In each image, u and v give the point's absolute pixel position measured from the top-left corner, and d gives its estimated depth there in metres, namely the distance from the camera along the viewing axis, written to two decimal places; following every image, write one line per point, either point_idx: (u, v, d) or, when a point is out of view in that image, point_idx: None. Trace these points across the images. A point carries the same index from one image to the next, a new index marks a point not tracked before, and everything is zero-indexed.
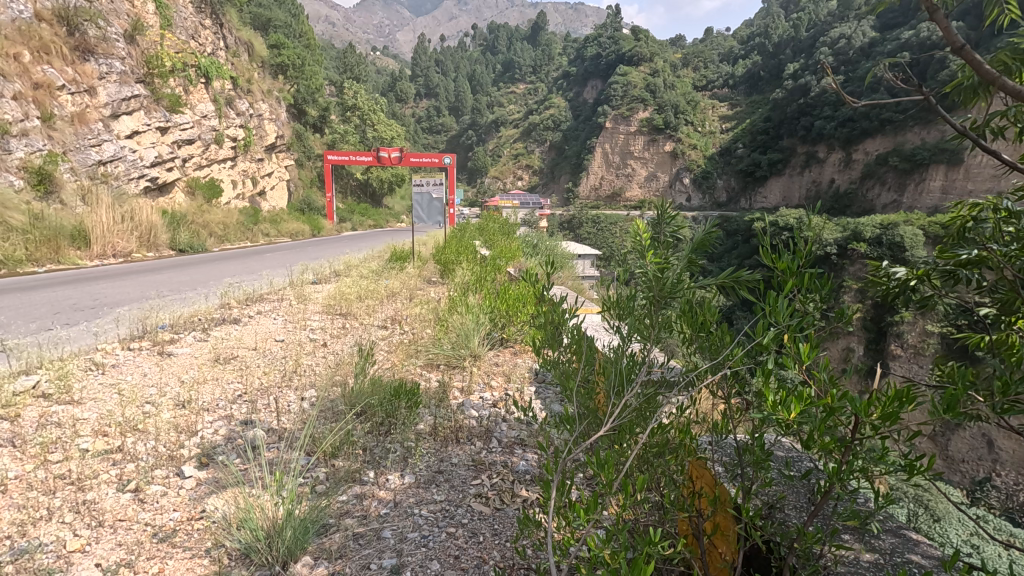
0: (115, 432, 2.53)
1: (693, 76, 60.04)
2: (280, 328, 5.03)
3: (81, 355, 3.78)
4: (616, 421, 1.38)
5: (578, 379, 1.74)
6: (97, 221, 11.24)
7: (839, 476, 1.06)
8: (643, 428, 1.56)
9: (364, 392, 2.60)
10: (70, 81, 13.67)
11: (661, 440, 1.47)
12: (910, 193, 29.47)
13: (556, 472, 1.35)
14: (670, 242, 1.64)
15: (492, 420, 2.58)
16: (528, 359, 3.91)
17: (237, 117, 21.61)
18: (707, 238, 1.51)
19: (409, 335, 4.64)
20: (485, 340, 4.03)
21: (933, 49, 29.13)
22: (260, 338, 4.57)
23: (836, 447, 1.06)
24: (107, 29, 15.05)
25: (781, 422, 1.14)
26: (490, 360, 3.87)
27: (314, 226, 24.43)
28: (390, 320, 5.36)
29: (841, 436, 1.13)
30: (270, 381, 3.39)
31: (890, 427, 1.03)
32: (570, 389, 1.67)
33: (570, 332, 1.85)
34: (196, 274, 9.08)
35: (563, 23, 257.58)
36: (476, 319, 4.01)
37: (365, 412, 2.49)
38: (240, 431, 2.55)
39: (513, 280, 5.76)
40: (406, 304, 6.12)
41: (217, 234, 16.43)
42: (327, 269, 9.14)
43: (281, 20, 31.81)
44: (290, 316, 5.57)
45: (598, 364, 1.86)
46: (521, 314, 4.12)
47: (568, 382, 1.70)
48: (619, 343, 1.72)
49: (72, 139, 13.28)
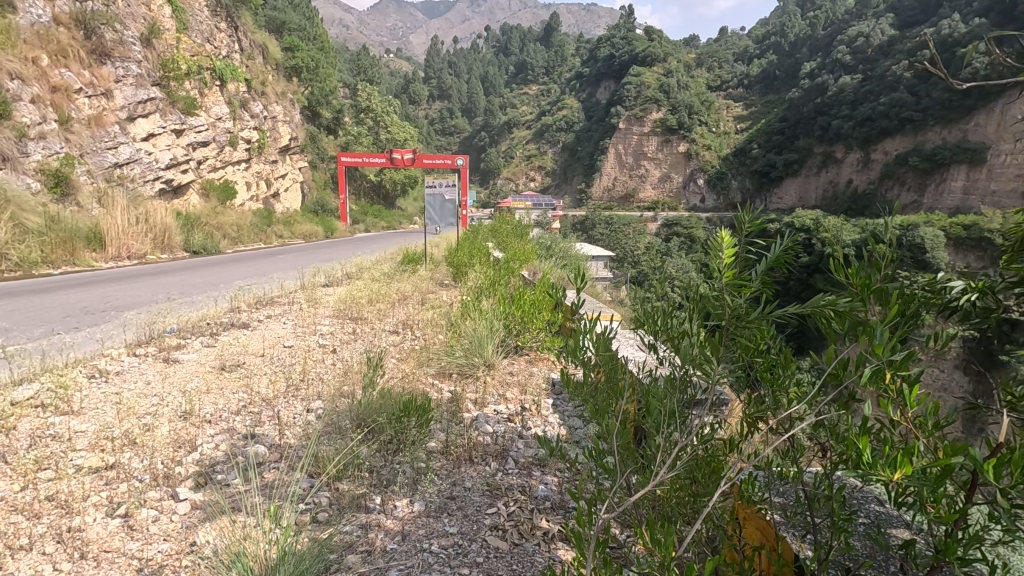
0: (112, 445, 2.41)
1: (708, 76, 59.47)
2: (290, 333, 4.94)
3: (87, 361, 3.69)
4: (667, 463, 1.22)
5: (606, 405, 1.60)
6: (112, 222, 11.32)
7: (961, 558, 0.89)
8: (691, 470, 1.39)
9: (372, 406, 2.44)
10: (87, 84, 13.81)
11: (709, 484, 1.32)
12: (931, 193, 28.98)
13: (595, 529, 1.18)
14: (746, 254, 1.45)
15: (507, 437, 2.41)
16: (543, 367, 3.77)
17: (251, 119, 21.71)
18: (789, 257, 1.35)
19: (420, 340, 4.52)
20: (499, 347, 3.89)
21: (956, 46, 28.47)
22: (270, 344, 4.46)
23: (957, 522, 0.90)
24: (123, 32, 15.15)
25: (877, 480, 0.99)
26: (504, 367, 3.74)
27: (327, 227, 24.54)
28: (401, 325, 5.24)
29: (947, 500, 0.98)
30: (277, 391, 3.26)
31: (1020, 493, 0.86)
32: (607, 419, 1.50)
33: (605, 355, 1.68)
34: (209, 275, 9.07)
35: (577, 24, 257.46)
36: (490, 325, 3.86)
37: (374, 430, 2.32)
38: (242, 446, 2.42)
39: (529, 285, 5.61)
40: (417, 308, 6.01)
41: (231, 236, 16.55)
42: (339, 271, 9.06)
43: (295, 23, 31.96)
44: (300, 320, 5.49)
45: (635, 389, 1.68)
46: (537, 323, 3.95)
47: (603, 413, 1.53)
48: (669, 370, 1.54)
49: (89, 142, 13.39)
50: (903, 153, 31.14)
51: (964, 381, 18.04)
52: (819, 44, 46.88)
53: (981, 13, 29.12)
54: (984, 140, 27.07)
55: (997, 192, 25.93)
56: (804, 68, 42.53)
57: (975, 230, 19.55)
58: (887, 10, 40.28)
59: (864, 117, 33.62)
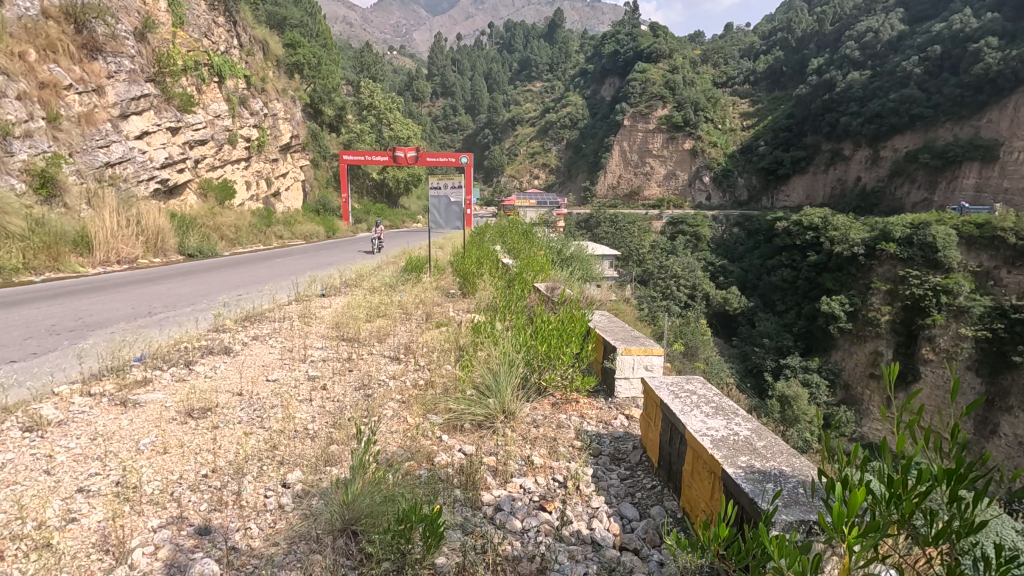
0: (10, 554, 1.80)
1: (713, 72, 58.47)
2: (276, 360, 4.33)
3: (28, 406, 3.12)
4: None
5: None
6: (102, 226, 10.85)
7: None
8: None
9: (364, 510, 1.88)
10: (78, 80, 13.23)
11: None
12: (941, 191, 28.50)
13: None
14: None
15: (546, 550, 1.78)
16: (573, 414, 3.13)
17: (251, 116, 21.12)
18: None
19: (426, 373, 3.91)
20: (519, 391, 3.22)
21: (967, 41, 27.76)
22: (251, 378, 3.85)
23: None
24: (116, 27, 14.56)
25: None
26: (526, 414, 3.08)
27: (329, 228, 23.90)
28: (402, 350, 4.63)
29: None
30: (250, 450, 2.65)
31: None
32: None
33: None
34: (198, 283, 8.46)
35: (581, 22, 256.17)
36: (507, 362, 3.19)
37: (366, 555, 1.74)
38: (187, 553, 1.83)
39: (551, 304, 4.95)
40: (421, 327, 5.41)
41: (229, 237, 16.00)
42: (337, 279, 8.48)
43: (295, 18, 31.31)
44: (289, 341, 4.91)
45: None
46: (565, 359, 3.27)
47: None
48: None
49: (79, 141, 12.79)
50: (912, 150, 30.48)
51: (975, 380, 18.90)
52: (827, 39, 45.90)
53: (994, 8, 28.38)
54: (996, 137, 26.53)
55: (1011, 189, 25.92)
56: (811, 64, 41.73)
57: (989, 228, 19.71)
58: (896, 5, 39.48)
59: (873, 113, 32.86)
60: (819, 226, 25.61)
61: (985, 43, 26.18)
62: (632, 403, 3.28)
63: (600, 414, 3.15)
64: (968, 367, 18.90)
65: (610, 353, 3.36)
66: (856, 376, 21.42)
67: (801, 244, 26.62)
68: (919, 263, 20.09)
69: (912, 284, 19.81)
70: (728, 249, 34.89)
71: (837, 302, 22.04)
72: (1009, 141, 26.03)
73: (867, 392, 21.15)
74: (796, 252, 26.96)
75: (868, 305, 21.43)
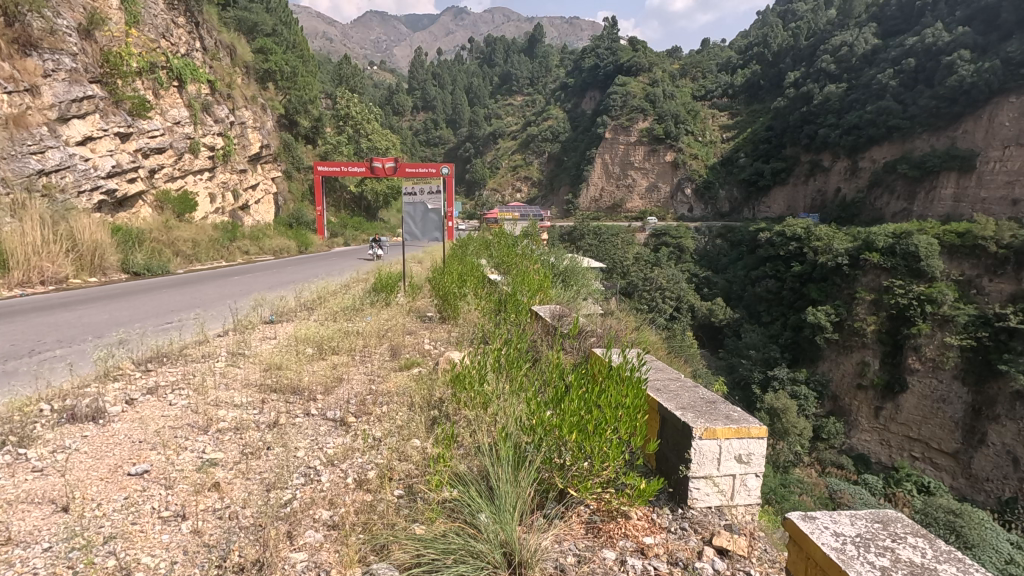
0: None
1: (692, 86, 57.47)
2: (168, 428, 2.97)
3: None
4: None
5: None
6: (22, 242, 9.27)
7: None
8: None
9: None
10: (7, 79, 11.51)
11: None
12: (921, 202, 27.74)
13: None
14: None
15: None
16: (624, 550, 1.83)
17: (215, 124, 19.60)
18: None
19: (381, 457, 2.54)
20: (530, 509, 1.87)
21: (940, 54, 27.32)
22: (104, 472, 2.42)
23: None
24: (54, 21, 13.01)
25: None
26: (547, 557, 1.74)
27: (303, 241, 22.36)
28: (355, 406, 3.30)
29: None
30: None
31: None
32: None
33: None
34: (119, 309, 6.88)
35: (560, 37, 257.67)
36: (511, 461, 1.92)
37: None
38: None
39: (566, 342, 3.58)
40: (384, 370, 4.03)
41: (186, 253, 14.42)
42: (291, 302, 7.12)
43: (267, 25, 29.83)
44: (195, 396, 3.49)
45: None
46: (613, 452, 1.90)
47: None
48: None
49: (6, 145, 11.01)
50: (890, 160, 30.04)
51: (962, 389, 17.93)
52: (801, 53, 44.27)
53: (964, 21, 28.02)
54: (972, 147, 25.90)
55: (988, 199, 24.93)
56: (788, 76, 41.42)
57: (969, 237, 19.00)
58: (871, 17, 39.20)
59: (850, 125, 32.41)
60: (802, 236, 24.60)
61: (959, 56, 25.69)
62: (717, 520, 2.01)
63: (671, 546, 1.86)
64: (955, 376, 18.03)
65: (678, 434, 2.05)
66: (844, 386, 20.39)
67: (784, 254, 25.61)
68: (902, 272, 19.27)
69: (896, 294, 18.97)
70: (712, 260, 33.91)
71: (823, 311, 21.03)
72: (985, 150, 25.43)
73: (855, 403, 20.23)
74: (779, 263, 25.89)
75: (854, 316, 20.51)
